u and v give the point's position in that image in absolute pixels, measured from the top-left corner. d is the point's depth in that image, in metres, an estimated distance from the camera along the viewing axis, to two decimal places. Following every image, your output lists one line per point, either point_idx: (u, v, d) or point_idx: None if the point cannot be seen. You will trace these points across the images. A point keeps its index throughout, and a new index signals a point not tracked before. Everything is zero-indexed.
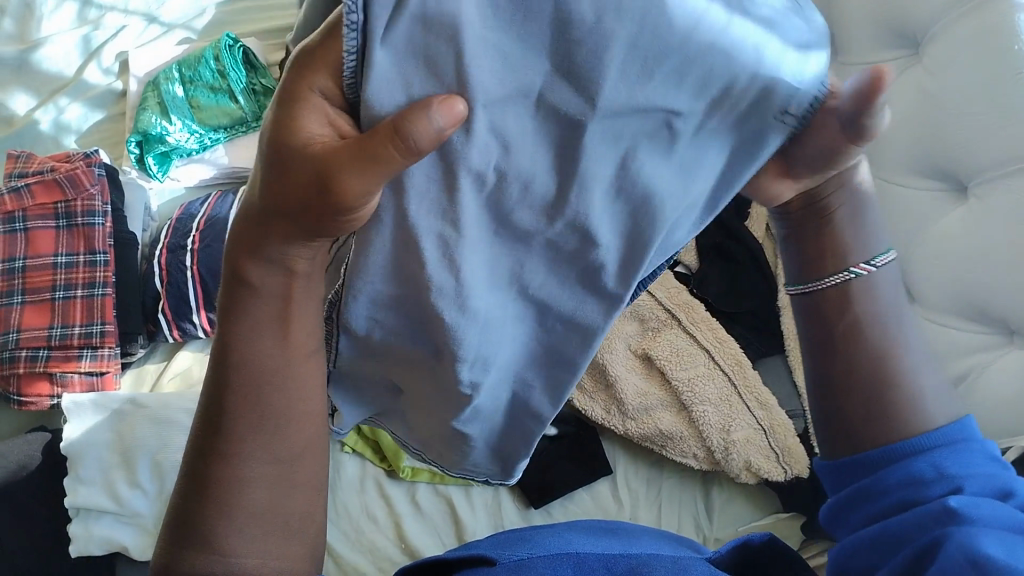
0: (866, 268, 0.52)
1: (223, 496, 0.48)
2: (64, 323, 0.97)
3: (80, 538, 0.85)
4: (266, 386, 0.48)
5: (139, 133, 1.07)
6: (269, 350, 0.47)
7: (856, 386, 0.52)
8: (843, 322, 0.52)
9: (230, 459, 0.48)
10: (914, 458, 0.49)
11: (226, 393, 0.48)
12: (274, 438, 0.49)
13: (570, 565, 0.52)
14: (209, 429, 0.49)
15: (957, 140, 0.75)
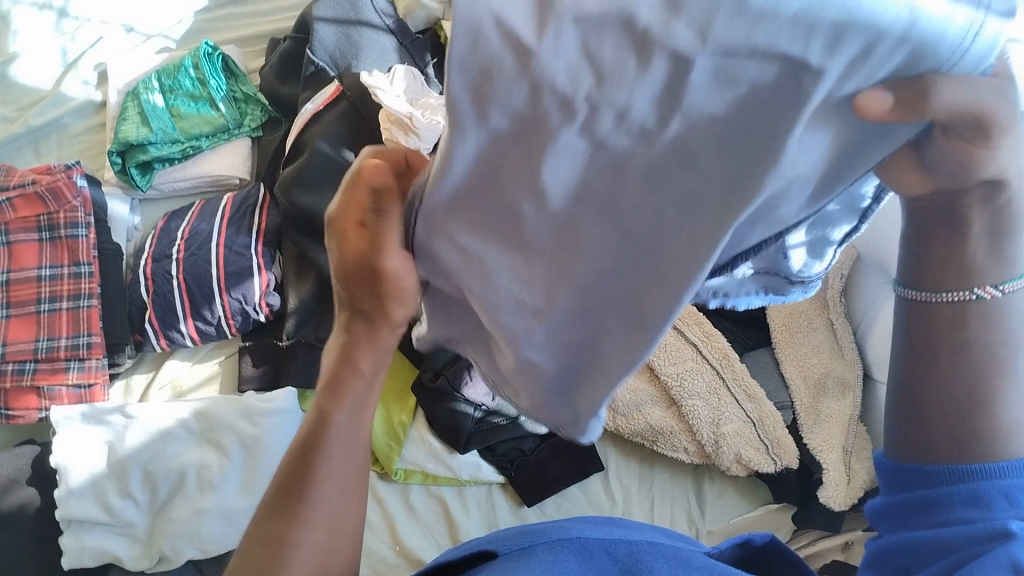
0: (990, 293, 0.43)
1: (291, 535, 0.53)
2: (49, 336, 0.96)
3: (72, 549, 0.86)
4: (346, 446, 0.55)
5: (121, 143, 1.06)
6: (352, 418, 0.55)
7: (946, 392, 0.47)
8: (958, 339, 0.45)
9: (300, 519, 0.54)
10: (981, 485, 0.47)
11: (314, 448, 0.55)
12: (341, 492, 0.55)
13: (573, 550, 0.52)
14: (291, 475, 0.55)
15: None
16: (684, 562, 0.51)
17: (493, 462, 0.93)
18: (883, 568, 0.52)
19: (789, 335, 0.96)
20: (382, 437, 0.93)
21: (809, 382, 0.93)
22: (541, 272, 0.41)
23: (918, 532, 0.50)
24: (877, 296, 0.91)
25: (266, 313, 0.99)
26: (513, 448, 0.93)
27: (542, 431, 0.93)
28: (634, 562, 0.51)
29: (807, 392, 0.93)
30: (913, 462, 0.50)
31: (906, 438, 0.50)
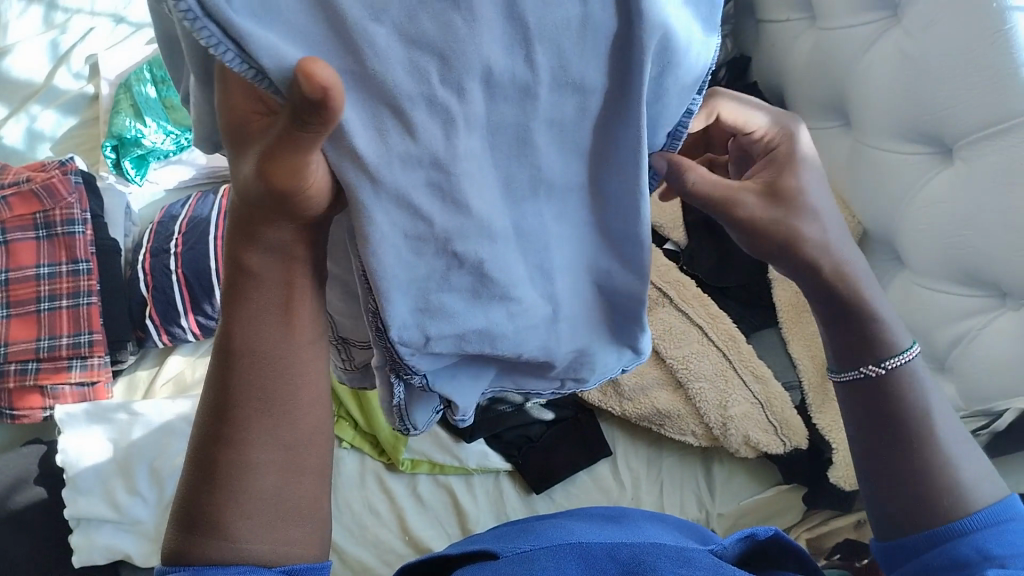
0: (875, 370, 0.53)
1: (234, 488, 0.41)
2: (51, 335, 0.95)
3: (83, 548, 0.86)
4: (278, 375, 0.42)
5: (115, 137, 1.05)
6: (274, 335, 0.42)
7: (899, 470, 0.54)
8: (886, 409, 0.53)
9: (240, 441, 0.41)
10: (958, 542, 0.48)
11: (226, 382, 0.42)
12: (280, 423, 0.42)
13: (574, 556, 0.51)
14: (215, 414, 0.42)
15: (942, 103, 0.73)
16: (687, 561, 0.50)
17: (500, 449, 0.93)
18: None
19: (795, 316, 0.93)
20: (388, 428, 0.92)
21: (817, 362, 0.91)
22: (534, 264, 0.43)
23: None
24: (885, 274, 0.92)
25: (196, 333, 0.97)
26: (519, 435, 0.93)
27: (548, 416, 0.93)
28: (637, 562, 0.50)
29: (816, 372, 0.91)
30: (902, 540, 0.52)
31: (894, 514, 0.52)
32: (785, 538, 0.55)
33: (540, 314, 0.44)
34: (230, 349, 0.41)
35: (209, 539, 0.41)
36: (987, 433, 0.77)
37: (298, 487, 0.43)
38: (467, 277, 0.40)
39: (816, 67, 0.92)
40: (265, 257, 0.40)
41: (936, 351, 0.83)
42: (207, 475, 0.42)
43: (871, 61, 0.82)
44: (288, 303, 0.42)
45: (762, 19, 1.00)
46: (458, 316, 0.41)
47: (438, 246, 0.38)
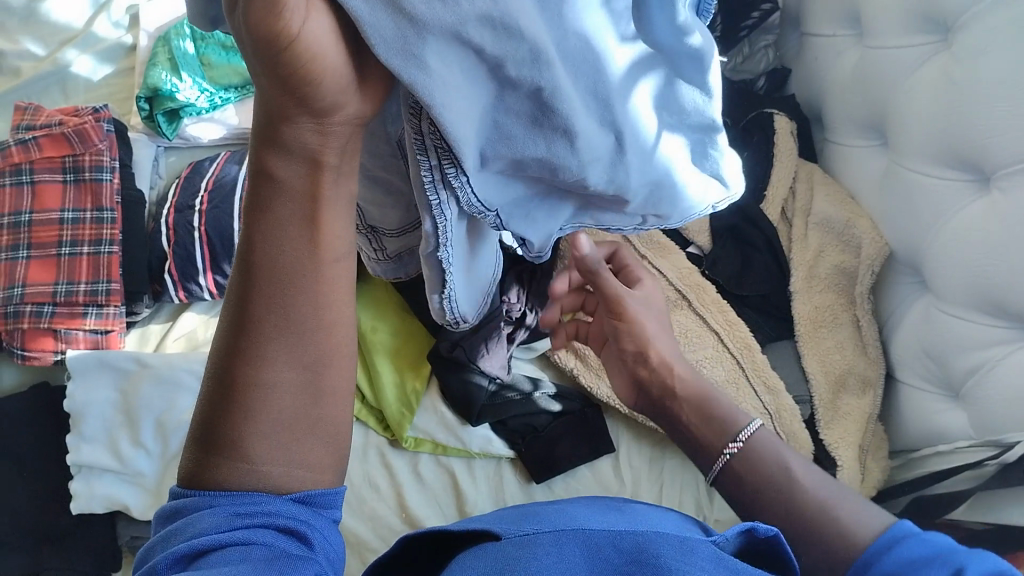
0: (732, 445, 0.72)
1: (249, 405, 0.46)
2: (69, 280, 0.96)
3: (83, 495, 0.89)
4: (295, 283, 0.45)
5: (149, 88, 1.04)
6: (295, 246, 0.44)
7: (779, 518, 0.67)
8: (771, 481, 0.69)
9: (258, 359, 0.45)
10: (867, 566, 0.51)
11: (249, 294, 0.45)
12: (297, 339, 0.46)
13: (579, 544, 0.51)
14: (233, 330, 0.46)
15: (981, 133, 0.73)
16: (690, 551, 0.49)
17: (504, 435, 0.93)
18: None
19: (813, 330, 0.93)
20: (394, 404, 0.92)
21: (830, 378, 0.91)
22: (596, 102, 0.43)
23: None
24: (906, 296, 0.92)
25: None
26: (525, 423, 0.93)
27: (555, 408, 0.93)
28: (641, 551, 0.49)
29: (829, 388, 0.91)
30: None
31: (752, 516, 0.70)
32: (785, 543, 0.54)
33: (603, 146, 0.44)
34: (252, 266, 0.45)
35: (231, 458, 0.47)
36: (995, 464, 0.75)
37: (315, 405, 0.47)
38: (525, 101, 0.41)
39: (856, 85, 0.91)
40: (289, 169, 0.42)
41: (951, 379, 0.83)
42: (226, 395, 0.46)
43: (914, 83, 0.81)
44: (309, 214, 0.44)
45: (808, 31, 1.00)
46: (518, 142, 0.42)
47: (489, 69, 0.39)
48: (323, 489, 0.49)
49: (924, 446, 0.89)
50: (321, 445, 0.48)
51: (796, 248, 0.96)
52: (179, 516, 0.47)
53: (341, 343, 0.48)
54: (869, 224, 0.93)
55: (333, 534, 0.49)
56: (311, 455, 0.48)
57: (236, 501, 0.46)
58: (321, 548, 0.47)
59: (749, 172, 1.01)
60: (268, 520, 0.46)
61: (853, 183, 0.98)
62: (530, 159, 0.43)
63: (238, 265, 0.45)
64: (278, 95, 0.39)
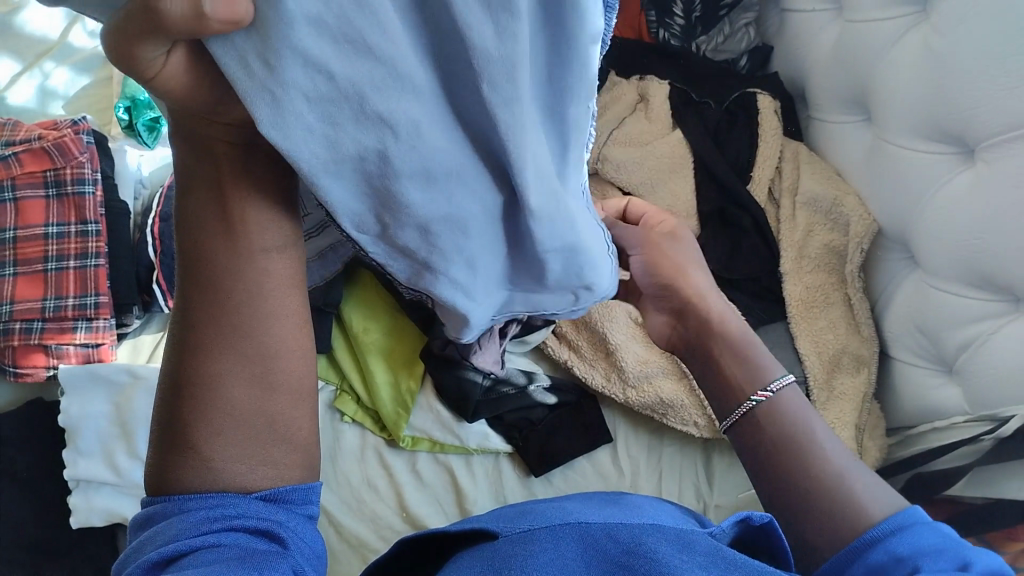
0: (765, 394, 0.68)
1: (202, 395, 0.51)
2: (57, 295, 0.95)
3: (81, 509, 0.89)
4: (230, 280, 0.50)
5: (128, 97, 1.08)
6: (218, 240, 0.49)
7: (787, 474, 0.63)
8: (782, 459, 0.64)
9: (205, 353, 0.51)
10: (875, 549, 0.53)
11: (192, 286, 0.51)
12: (234, 331, 0.51)
13: (575, 537, 0.51)
14: (183, 327, 0.51)
15: (963, 105, 0.73)
16: (688, 545, 0.49)
17: (502, 430, 0.93)
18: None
19: (804, 311, 0.94)
20: (389, 403, 0.92)
21: (824, 358, 0.92)
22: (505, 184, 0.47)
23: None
24: (896, 273, 0.92)
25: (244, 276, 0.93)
26: (522, 417, 0.93)
27: (551, 400, 0.93)
28: (637, 542, 0.49)
29: (823, 368, 0.91)
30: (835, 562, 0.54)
31: (771, 503, 0.64)
32: (779, 531, 0.53)
33: (490, 194, 0.46)
34: (190, 261, 0.51)
35: (187, 454, 0.51)
36: (992, 439, 0.77)
37: (268, 399, 0.52)
38: (380, 164, 0.42)
39: (838, 61, 0.91)
40: (204, 199, 0.49)
41: (945, 355, 0.83)
42: (181, 387, 0.51)
43: (895, 58, 0.81)
44: (226, 211, 0.49)
45: (788, 8, 0.99)
46: (414, 205, 0.44)
47: (360, 114, 0.40)
48: (293, 484, 0.54)
49: (918, 422, 0.89)
50: (281, 443, 0.53)
51: (784, 229, 0.96)
52: (156, 521, 0.51)
53: (283, 338, 0.52)
54: (856, 202, 0.92)
55: (308, 530, 0.53)
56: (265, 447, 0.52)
57: (202, 503, 0.50)
58: (295, 545, 0.51)
59: (734, 154, 1.00)
60: (234, 523, 0.49)
61: (838, 160, 0.97)
62: (427, 223, 0.46)
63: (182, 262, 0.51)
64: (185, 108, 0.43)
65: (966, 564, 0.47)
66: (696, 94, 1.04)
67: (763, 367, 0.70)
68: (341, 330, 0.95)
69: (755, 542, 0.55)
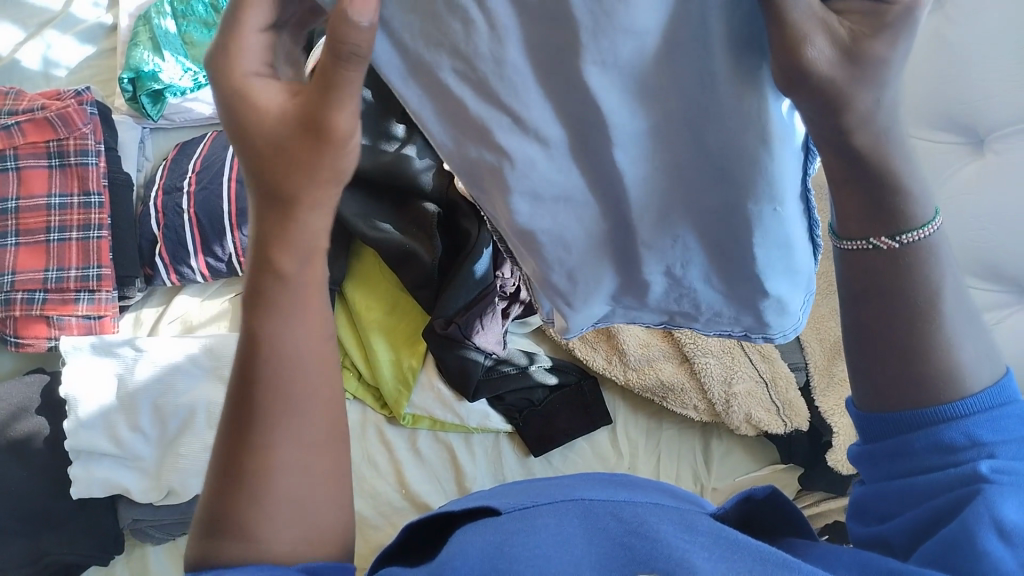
0: (886, 244, 0.37)
1: (253, 486, 0.38)
2: (59, 266, 0.95)
3: (81, 479, 0.88)
4: (303, 366, 0.39)
5: (131, 70, 1.01)
6: (299, 328, 0.40)
7: (892, 321, 0.38)
8: (884, 290, 0.38)
9: (267, 443, 0.38)
10: (943, 421, 0.39)
11: (252, 382, 0.39)
12: (298, 417, 0.39)
13: (579, 513, 0.51)
14: (236, 422, 0.39)
15: (975, 94, 0.73)
16: (689, 527, 0.49)
17: (502, 411, 0.93)
18: (864, 515, 0.43)
19: None
20: (391, 380, 0.92)
21: (825, 344, 0.92)
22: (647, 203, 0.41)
23: (894, 481, 0.41)
24: None
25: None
26: (522, 398, 0.93)
27: (552, 381, 0.93)
28: (640, 522, 0.49)
29: (823, 354, 0.92)
30: (889, 410, 0.40)
31: (848, 328, 0.41)
32: (783, 494, 0.51)
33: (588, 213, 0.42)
34: (257, 356, 0.39)
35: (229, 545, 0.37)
36: None
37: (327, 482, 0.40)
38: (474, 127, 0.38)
39: None
40: (303, 273, 0.40)
41: None
42: (230, 472, 0.38)
43: None
44: (306, 299, 0.40)
45: None
46: (523, 216, 0.41)
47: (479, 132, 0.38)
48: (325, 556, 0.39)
49: None
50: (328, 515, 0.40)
51: None
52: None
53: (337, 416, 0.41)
54: None
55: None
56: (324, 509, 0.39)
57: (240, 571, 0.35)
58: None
59: None
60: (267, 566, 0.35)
61: None
62: (559, 233, 0.42)
63: (239, 357, 0.40)
64: (294, 189, 0.38)
65: None
66: None
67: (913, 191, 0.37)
68: (344, 307, 0.96)
69: (767, 513, 0.52)
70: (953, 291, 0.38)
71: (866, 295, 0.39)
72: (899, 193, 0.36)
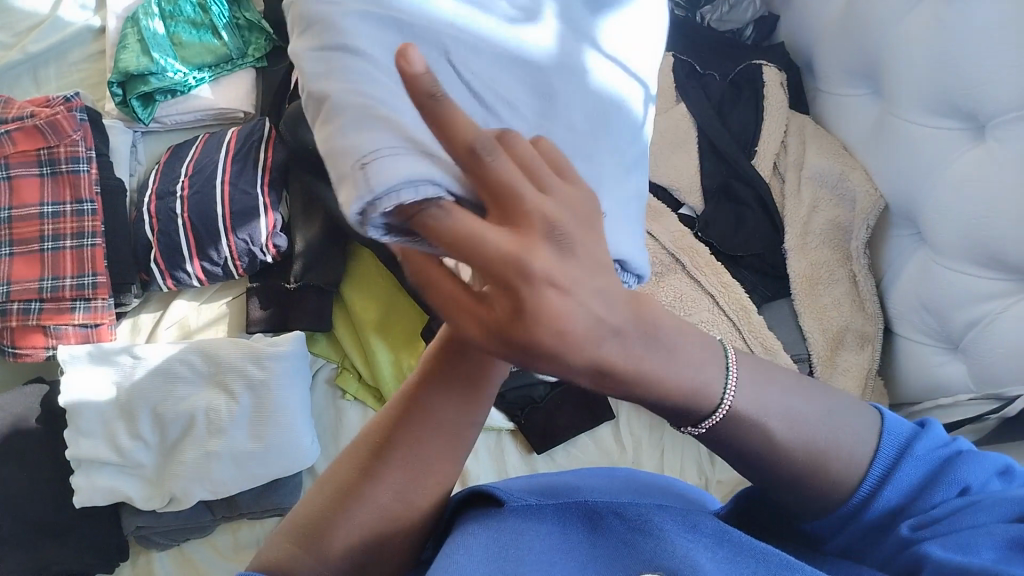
0: (700, 426, 0.44)
1: (349, 508, 0.47)
2: (54, 276, 0.94)
3: (84, 489, 0.88)
4: (428, 438, 0.48)
5: (120, 73, 1.01)
6: (454, 411, 0.48)
7: (761, 455, 0.45)
8: (752, 445, 0.44)
9: (373, 481, 0.47)
10: (867, 503, 0.45)
11: (395, 430, 0.48)
12: (410, 476, 0.48)
13: (582, 518, 0.50)
14: (369, 456, 0.48)
15: (976, 80, 0.71)
16: (693, 527, 0.48)
17: (503, 409, 0.93)
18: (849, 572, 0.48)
19: (809, 288, 0.93)
20: (392, 380, 0.92)
21: (828, 334, 0.91)
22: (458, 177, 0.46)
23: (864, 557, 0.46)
24: (902, 249, 0.90)
25: (273, 255, 0.95)
26: (522, 396, 0.93)
27: (552, 378, 0.93)
28: (642, 520, 0.48)
29: (826, 346, 0.91)
30: (819, 516, 0.46)
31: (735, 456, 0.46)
32: (786, 487, 0.52)
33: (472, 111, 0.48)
34: (409, 412, 0.48)
35: (305, 548, 0.46)
36: (997, 418, 0.73)
37: (388, 532, 0.47)
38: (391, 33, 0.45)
39: (846, 33, 0.89)
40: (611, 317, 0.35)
41: (949, 332, 0.83)
42: (342, 492, 0.47)
43: (903, 33, 0.79)
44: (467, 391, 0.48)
45: None
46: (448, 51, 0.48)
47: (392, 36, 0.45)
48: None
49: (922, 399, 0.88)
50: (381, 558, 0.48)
51: (789, 205, 0.95)
52: None
53: (430, 491, 0.49)
54: (864, 176, 0.91)
55: None
56: (377, 547, 0.47)
57: None
58: None
59: (739, 128, 1.00)
60: None
61: (845, 134, 0.95)
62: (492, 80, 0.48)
63: (400, 402, 0.49)
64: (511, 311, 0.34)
65: (968, 487, 0.44)
66: (702, 67, 1.03)
67: (703, 390, 0.42)
68: (343, 311, 0.98)
69: (770, 512, 0.52)
70: (783, 429, 0.44)
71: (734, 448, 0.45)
72: (698, 395, 0.42)
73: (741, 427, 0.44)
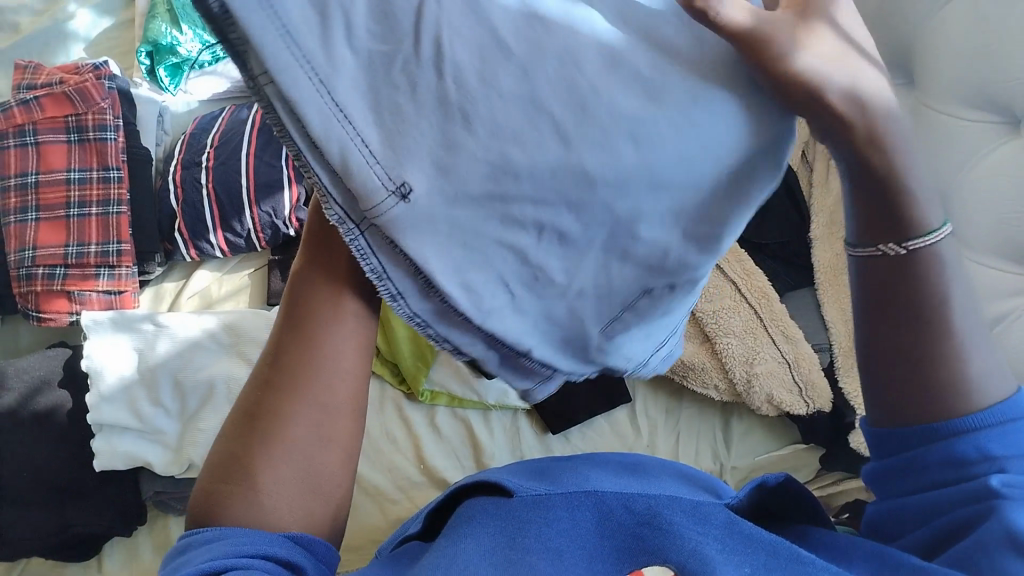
0: (894, 249, 0.44)
1: (263, 434, 0.45)
2: (80, 242, 0.95)
3: (104, 453, 0.88)
4: (319, 338, 0.45)
5: (150, 43, 1.02)
6: (327, 298, 0.45)
7: (912, 339, 0.45)
8: (906, 296, 0.45)
9: (285, 400, 0.45)
10: (955, 440, 0.45)
11: (283, 338, 0.46)
12: (313, 384, 0.45)
13: (589, 507, 0.49)
14: (265, 377, 0.46)
15: (1013, 72, 0.70)
16: (704, 518, 0.47)
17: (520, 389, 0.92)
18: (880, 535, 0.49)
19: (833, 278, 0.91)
20: (410, 356, 0.91)
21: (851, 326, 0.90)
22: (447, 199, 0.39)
23: (912, 502, 0.47)
24: None
25: (296, 228, 0.96)
26: None
27: None
28: (653, 514, 0.47)
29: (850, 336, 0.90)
30: (905, 427, 0.47)
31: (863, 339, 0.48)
32: (799, 481, 0.51)
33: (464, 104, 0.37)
34: (292, 313, 0.46)
35: (234, 487, 0.45)
36: None
37: (319, 450, 0.46)
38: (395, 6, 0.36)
39: (880, 19, 0.87)
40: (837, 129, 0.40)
41: None
42: (251, 419, 0.45)
43: (940, 21, 0.78)
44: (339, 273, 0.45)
45: None
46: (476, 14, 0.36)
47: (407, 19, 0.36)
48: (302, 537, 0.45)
49: None
50: (319, 495, 0.46)
51: (815, 194, 0.94)
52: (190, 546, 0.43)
53: (348, 399, 0.46)
54: None
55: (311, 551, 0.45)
56: (309, 474, 0.45)
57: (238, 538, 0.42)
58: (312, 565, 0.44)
59: None
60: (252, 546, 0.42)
61: None
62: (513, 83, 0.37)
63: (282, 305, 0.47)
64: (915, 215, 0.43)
65: None
66: None
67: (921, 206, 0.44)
68: None
69: (786, 501, 0.51)
70: (965, 303, 0.45)
71: (876, 304, 0.46)
72: (908, 204, 0.43)
73: (930, 265, 0.44)
